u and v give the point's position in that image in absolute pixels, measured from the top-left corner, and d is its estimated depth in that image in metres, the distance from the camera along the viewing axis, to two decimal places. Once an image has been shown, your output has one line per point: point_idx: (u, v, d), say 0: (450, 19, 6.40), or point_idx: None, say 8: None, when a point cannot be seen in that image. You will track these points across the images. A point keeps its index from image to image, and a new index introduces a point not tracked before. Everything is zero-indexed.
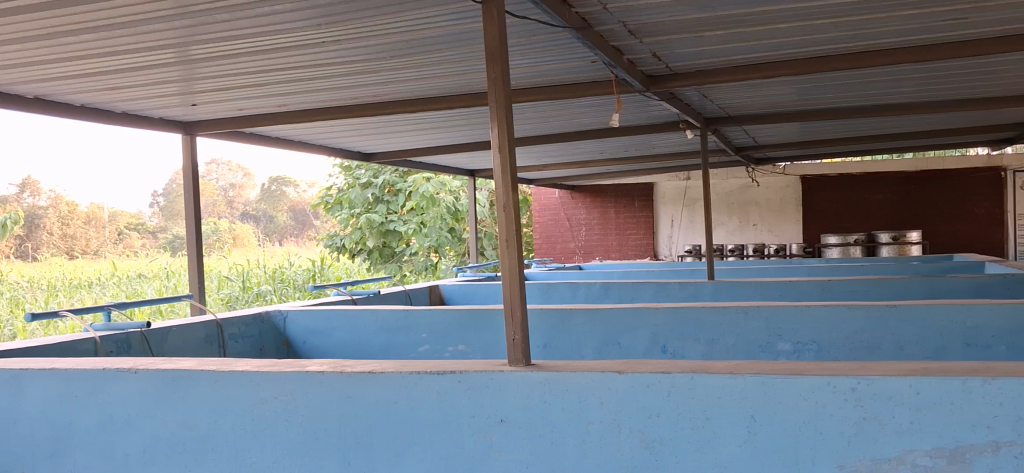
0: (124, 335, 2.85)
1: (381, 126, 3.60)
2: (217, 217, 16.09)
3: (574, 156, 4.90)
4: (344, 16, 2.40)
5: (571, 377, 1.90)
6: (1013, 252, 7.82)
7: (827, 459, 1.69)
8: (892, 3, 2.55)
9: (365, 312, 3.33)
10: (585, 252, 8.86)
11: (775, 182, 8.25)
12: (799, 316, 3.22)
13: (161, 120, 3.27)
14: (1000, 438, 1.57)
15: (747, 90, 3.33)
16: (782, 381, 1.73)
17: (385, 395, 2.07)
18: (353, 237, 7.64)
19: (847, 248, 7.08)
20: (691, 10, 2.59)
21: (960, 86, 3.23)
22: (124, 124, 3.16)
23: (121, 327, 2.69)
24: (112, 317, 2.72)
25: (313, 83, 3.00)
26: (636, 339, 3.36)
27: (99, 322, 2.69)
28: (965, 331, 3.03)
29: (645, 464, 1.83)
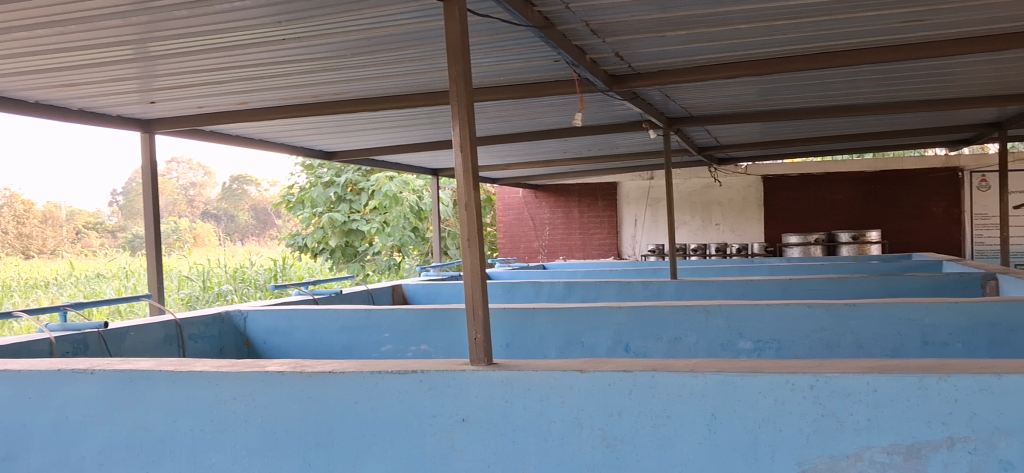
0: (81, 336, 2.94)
1: (339, 122, 3.65)
2: (177, 215, 14.31)
3: (538, 151, 5.11)
4: (312, 38, 2.32)
5: (531, 374, 1.79)
6: (970, 251, 7.78)
7: (785, 458, 1.63)
8: (868, 29, 2.49)
9: (328, 312, 3.40)
10: (548, 251, 8.91)
11: (738, 182, 8.28)
12: (759, 314, 2.97)
13: (117, 117, 3.30)
14: (955, 434, 1.53)
15: (712, 88, 3.31)
16: (741, 379, 1.66)
17: (345, 396, 1.91)
18: (315, 237, 7.68)
19: (808, 247, 7.32)
20: (671, 42, 2.51)
21: (917, 81, 3.23)
22: (83, 122, 3.17)
23: (77, 328, 2.76)
24: (68, 317, 2.77)
25: (278, 85, 2.88)
26: (599, 337, 3.10)
27: (54, 322, 2.76)
28: (922, 329, 2.82)
29: (607, 463, 1.74)
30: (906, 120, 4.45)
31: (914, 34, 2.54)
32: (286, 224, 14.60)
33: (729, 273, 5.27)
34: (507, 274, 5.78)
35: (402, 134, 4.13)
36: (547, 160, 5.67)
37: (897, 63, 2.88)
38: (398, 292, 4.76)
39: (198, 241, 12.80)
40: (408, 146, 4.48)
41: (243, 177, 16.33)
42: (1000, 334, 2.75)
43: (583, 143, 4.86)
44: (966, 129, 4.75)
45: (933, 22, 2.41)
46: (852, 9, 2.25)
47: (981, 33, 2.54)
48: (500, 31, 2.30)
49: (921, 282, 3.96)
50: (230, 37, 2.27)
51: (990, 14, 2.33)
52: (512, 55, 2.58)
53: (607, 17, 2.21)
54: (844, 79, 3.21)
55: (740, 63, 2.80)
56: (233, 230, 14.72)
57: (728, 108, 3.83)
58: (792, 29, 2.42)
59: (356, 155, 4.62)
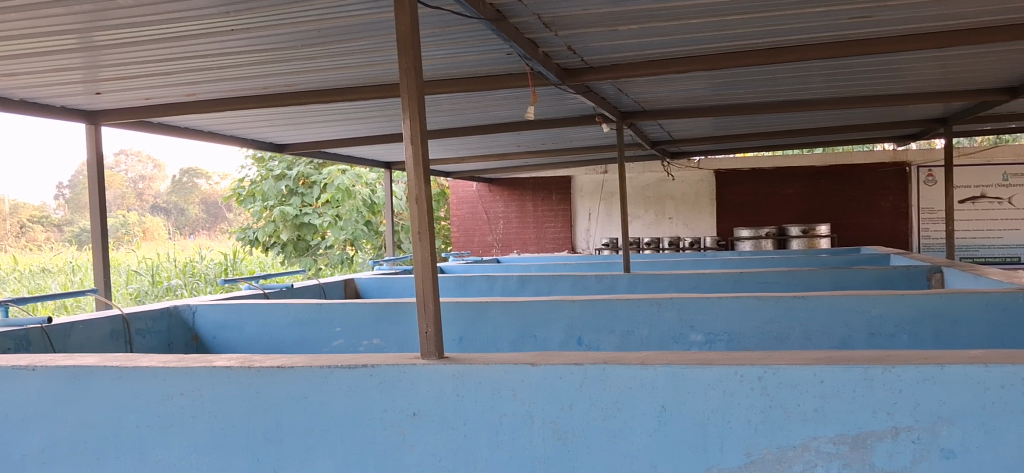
0: (24, 334, 2.89)
1: (289, 115, 3.61)
2: (126, 208, 14.07)
3: (491, 144, 5.10)
4: (259, 29, 2.29)
5: (482, 368, 1.79)
6: (916, 245, 7.90)
7: (733, 449, 1.65)
8: (815, 27, 2.52)
9: (278, 306, 3.38)
10: (502, 245, 8.91)
11: (690, 177, 8.37)
12: (710, 306, 2.99)
13: (62, 108, 3.23)
14: (899, 424, 1.57)
15: (665, 83, 3.32)
16: (690, 371, 1.67)
17: (294, 391, 1.89)
18: (267, 231, 7.58)
19: (759, 241, 7.41)
20: (623, 36, 2.53)
21: (865, 76, 3.28)
22: (25, 113, 3.11)
23: (20, 323, 2.71)
24: (8, 313, 2.69)
25: (228, 76, 2.85)
26: (552, 331, 3.10)
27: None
28: (869, 320, 2.87)
29: (558, 456, 1.75)
30: (853, 115, 4.52)
31: (862, 30, 2.58)
32: (238, 218, 14.47)
33: (682, 266, 5.31)
34: (461, 269, 5.77)
35: (354, 126, 4.09)
36: (501, 153, 5.66)
37: (846, 58, 2.92)
38: (350, 287, 4.74)
39: (147, 235, 12.65)
40: (360, 139, 4.45)
41: (193, 170, 16.14)
42: (943, 325, 2.82)
43: (536, 136, 4.86)
44: (913, 125, 4.84)
45: (881, 19, 2.45)
46: (802, 5, 2.28)
47: (927, 29, 2.58)
48: (452, 23, 2.29)
49: (868, 275, 4.02)
50: (178, 26, 2.24)
51: (935, 11, 2.37)
52: (465, 47, 2.58)
53: (560, 10, 2.21)
54: (794, 74, 3.24)
55: (692, 57, 2.82)
56: (182, 223, 14.56)
57: (680, 102, 3.85)
58: (743, 23, 2.44)
59: (307, 147, 4.58)
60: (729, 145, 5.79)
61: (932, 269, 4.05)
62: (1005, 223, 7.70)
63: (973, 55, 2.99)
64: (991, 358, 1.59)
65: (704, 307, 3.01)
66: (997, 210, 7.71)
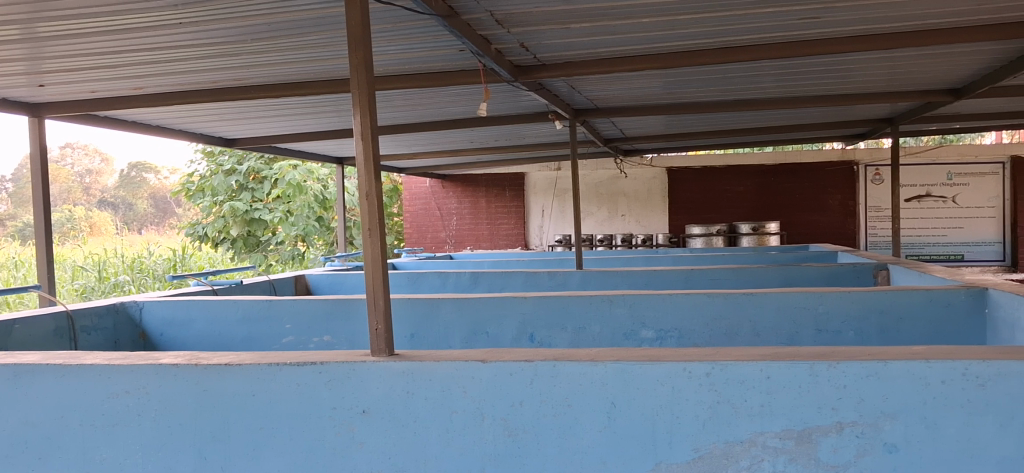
0: None
1: (239, 109, 3.58)
2: (72, 203, 13.82)
3: (443, 140, 5.09)
4: (208, 21, 2.26)
5: (432, 365, 1.78)
6: (864, 242, 8.04)
7: (681, 444, 1.66)
8: (765, 28, 2.55)
9: (226, 302, 3.35)
10: (455, 242, 8.92)
11: (642, 174, 8.43)
12: (661, 303, 3.01)
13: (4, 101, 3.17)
14: (844, 419, 1.60)
15: (618, 81, 3.34)
16: (640, 368, 1.68)
17: (243, 389, 1.87)
18: (216, 226, 7.48)
19: (710, 238, 7.48)
20: (576, 34, 2.53)
21: (814, 76, 3.32)
22: None
23: None
24: None
25: (175, 69, 2.80)
26: (504, 327, 3.11)
27: None
28: (816, 317, 2.92)
29: (508, 453, 1.75)
30: (804, 115, 4.59)
31: (811, 30, 2.61)
32: (186, 214, 14.28)
33: (634, 263, 5.35)
34: (413, 264, 5.75)
35: (305, 121, 4.06)
36: (453, 150, 5.65)
37: (796, 58, 2.96)
38: (301, 283, 4.71)
39: (93, 231, 12.46)
40: (312, 134, 4.42)
41: (141, 164, 15.91)
42: (889, 322, 2.87)
43: (490, 133, 4.86)
44: (861, 124, 4.91)
45: (829, 20, 2.48)
46: (753, 6, 2.30)
47: (873, 31, 2.63)
48: (405, 19, 2.28)
49: (816, 272, 4.09)
50: (125, 18, 2.20)
51: (882, 13, 2.41)
52: (417, 43, 2.57)
53: (512, 7, 2.22)
54: (745, 74, 3.28)
55: (644, 56, 2.84)
56: (131, 218, 14.35)
57: (633, 101, 3.87)
58: (694, 23, 2.46)
59: (257, 142, 4.53)
60: (682, 143, 5.84)
61: (879, 266, 4.10)
62: (949, 221, 7.87)
63: (921, 57, 3.04)
64: (931, 353, 1.63)
65: (655, 304, 3.03)
66: (942, 208, 7.88)
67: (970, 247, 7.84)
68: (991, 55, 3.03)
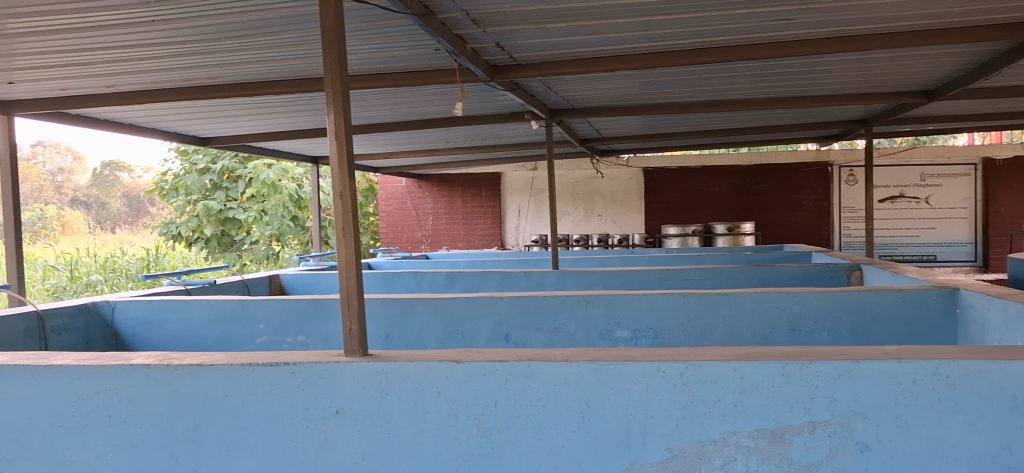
0: None
1: (213, 108, 3.55)
2: (44, 202, 13.69)
3: (419, 140, 5.09)
4: (180, 19, 2.24)
5: (406, 365, 1.78)
6: (837, 243, 8.10)
7: (655, 444, 1.67)
8: (739, 28, 2.56)
9: (199, 302, 3.33)
10: (431, 241, 8.91)
11: (619, 174, 8.46)
12: (637, 303, 3.02)
13: None
14: (816, 418, 1.61)
15: (594, 81, 3.34)
16: (613, 368, 1.69)
17: (216, 389, 1.86)
18: (190, 225, 7.44)
19: (686, 238, 7.51)
20: (552, 34, 2.54)
21: (788, 77, 3.34)
22: None
23: None
24: None
25: (147, 67, 2.78)
26: (479, 327, 3.11)
27: None
28: (790, 317, 2.93)
29: (482, 453, 1.75)
30: (778, 116, 4.61)
31: (787, 31, 2.62)
32: (160, 213, 14.19)
33: (610, 263, 5.36)
34: (389, 264, 5.74)
35: (280, 120, 4.04)
36: (429, 149, 5.64)
37: (771, 60, 2.97)
38: (275, 283, 4.69)
39: (65, 230, 12.34)
40: (286, 133, 4.39)
41: (114, 163, 15.79)
42: (862, 322, 2.89)
43: (466, 133, 4.85)
44: (835, 126, 4.94)
45: (803, 21, 2.50)
46: (727, 7, 2.31)
47: (846, 33, 2.65)
48: (380, 17, 2.27)
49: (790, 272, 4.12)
50: (97, 15, 2.18)
51: (855, 15, 2.42)
52: (393, 42, 2.56)
53: (487, 6, 2.21)
54: (721, 74, 3.29)
55: (620, 56, 2.84)
56: (104, 218, 14.24)
57: (609, 101, 3.88)
58: (670, 23, 2.47)
59: (231, 141, 4.50)
60: (659, 143, 5.86)
61: (853, 266, 4.14)
62: (922, 221, 7.93)
63: (895, 59, 3.07)
64: (903, 353, 1.64)
65: (630, 304, 3.03)
66: (915, 208, 7.95)
67: (943, 248, 7.90)
68: (963, 57, 3.05)
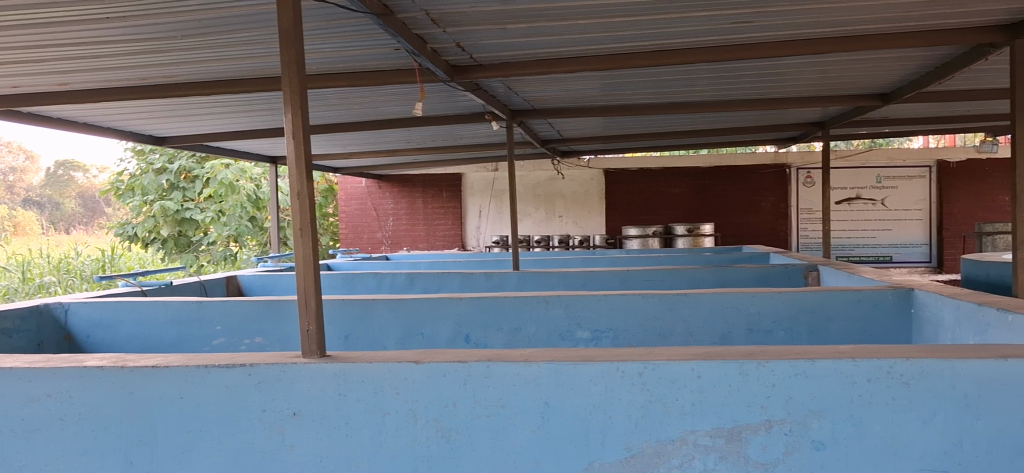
0: None
1: (170, 107, 3.51)
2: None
3: (380, 139, 5.06)
4: (135, 16, 2.21)
5: (365, 367, 1.77)
6: (796, 244, 8.17)
7: (614, 443, 1.68)
8: (697, 31, 2.57)
9: (155, 304, 3.29)
10: (392, 242, 8.87)
11: (580, 175, 8.49)
12: (597, 304, 3.02)
13: None
14: (773, 417, 1.64)
15: (554, 82, 3.35)
16: (572, 368, 1.69)
17: (171, 391, 1.83)
18: (146, 226, 7.37)
19: (646, 240, 7.54)
20: (512, 35, 2.53)
21: (746, 79, 3.37)
22: None
23: None
24: None
25: (101, 65, 2.74)
26: (439, 328, 3.10)
27: None
28: (748, 317, 2.96)
29: (440, 455, 1.74)
30: (737, 117, 4.65)
31: (745, 34, 2.65)
32: (116, 213, 13.99)
33: (570, 264, 5.38)
34: (350, 265, 5.71)
35: (238, 120, 4.00)
36: (390, 150, 5.61)
37: (729, 62, 3.00)
38: (233, 284, 4.65)
39: (18, 230, 12.12)
40: (244, 133, 4.35)
41: (68, 162, 15.56)
42: (818, 321, 2.93)
43: (426, 133, 4.84)
44: (793, 128, 5.00)
45: (761, 24, 2.52)
46: (686, 9, 2.32)
47: (803, 36, 2.68)
48: (339, 16, 2.25)
49: (748, 273, 4.16)
50: (50, 11, 2.15)
51: (812, 18, 2.45)
52: (353, 41, 2.54)
53: (447, 6, 2.21)
54: (681, 77, 3.31)
55: (581, 57, 2.85)
56: (58, 218, 14.06)
57: (570, 102, 3.89)
58: (629, 25, 2.48)
59: (188, 141, 4.45)
60: (621, 145, 5.86)
61: (810, 267, 4.19)
62: (878, 223, 8.03)
63: (851, 62, 3.10)
64: (857, 352, 1.67)
65: (589, 304, 3.04)
66: (871, 210, 8.05)
67: (898, 249, 8.02)
68: (918, 60, 3.10)
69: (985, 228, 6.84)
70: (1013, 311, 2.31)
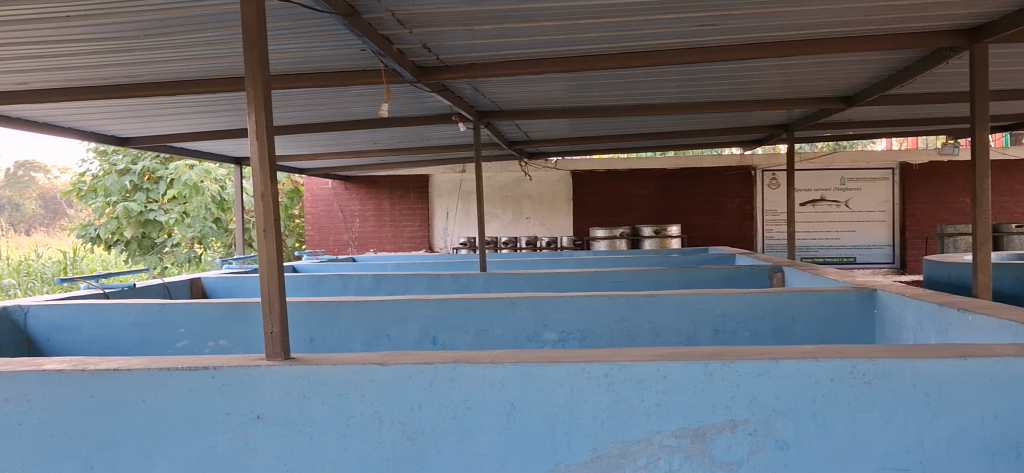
0: None
1: (133, 107, 3.47)
2: None
3: (347, 140, 5.03)
4: (96, 14, 2.18)
5: (330, 369, 1.76)
6: (761, 245, 8.23)
7: (580, 444, 1.70)
8: (664, 33, 2.59)
9: (117, 307, 3.25)
10: (358, 243, 8.82)
11: (548, 177, 8.53)
12: (564, 305, 3.02)
13: None
14: (737, 417, 1.67)
15: (522, 84, 3.35)
16: (538, 369, 1.71)
17: (133, 395, 1.81)
18: (109, 227, 7.28)
19: (614, 241, 7.56)
20: (480, 36, 2.53)
21: (711, 81, 3.39)
22: None
23: None
24: None
25: (62, 64, 2.70)
26: (406, 331, 3.08)
27: None
28: (714, 318, 3.00)
29: (405, 457, 1.75)
30: (704, 120, 4.68)
31: (711, 37, 2.66)
32: (77, 215, 13.78)
33: (538, 265, 5.38)
34: (315, 267, 5.68)
35: (203, 120, 3.96)
36: (357, 151, 5.58)
37: (696, 64, 3.01)
38: (197, 286, 4.59)
39: None
40: (209, 133, 4.31)
41: (28, 163, 15.26)
42: (783, 322, 2.98)
43: (393, 134, 4.82)
44: (758, 130, 5.05)
45: (727, 27, 2.54)
46: (652, 11, 2.34)
47: (767, 39, 2.70)
48: (305, 16, 2.24)
49: (714, 274, 4.20)
50: (9, 9, 2.11)
51: (777, 21, 2.48)
52: (319, 41, 2.52)
53: (414, 6, 2.20)
54: (648, 79, 3.32)
55: (549, 59, 2.85)
56: (19, 220, 13.87)
57: (537, 103, 3.89)
58: (597, 27, 2.49)
59: (151, 142, 4.40)
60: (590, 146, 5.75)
61: (774, 268, 4.24)
62: (842, 224, 8.13)
63: (816, 65, 3.13)
64: (820, 352, 1.71)
65: (557, 305, 3.04)
66: (836, 212, 8.13)
67: (862, 250, 8.11)
68: (881, 64, 3.13)
69: (946, 229, 7.07)
70: (973, 311, 2.39)
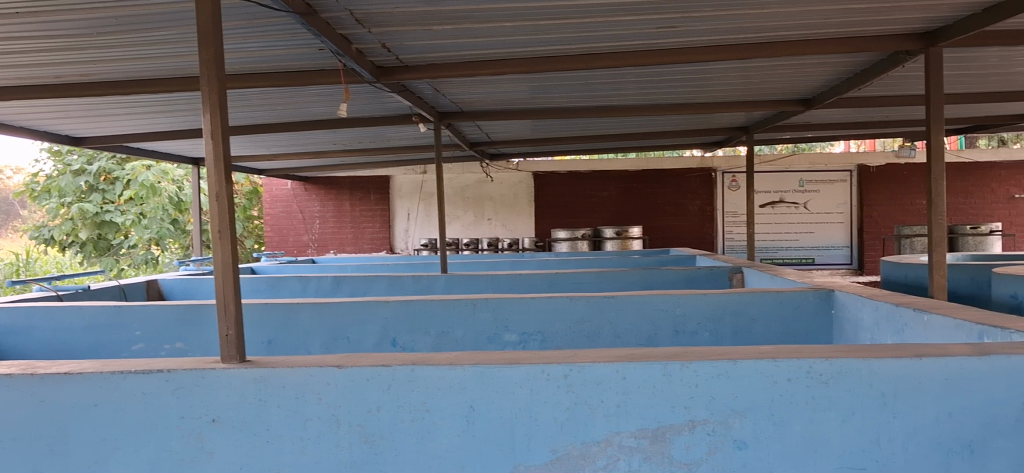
0: None
1: (90, 107, 3.43)
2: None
3: (307, 141, 5.00)
4: (48, 10, 2.14)
5: (286, 372, 1.74)
6: (721, 246, 8.34)
7: (539, 446, 1.71)
8: (624, 35, 2.59)
9: (71, 309, 3.21)
10: (318, 245, 8.76)
11: (509, 178, 8.50)
12: (525, 306, 3.03)
13: None
14: (695, 417, 1.69)
15: (483, 85, 3.35)
16: (497, 370, 1.72)
17: (83, 397, 1.78)
18: (63, 229, 7.17)
19: (575, 242, 7.59)
20: (441, 36, 2.52)
21: (671, 83, 3.42)
22: None
23: None
24: None
25: (16, 61, 2.65)
26: (365, 332, 3.05)
27: None
28: (673, 318, 3.04)
29: (362, 460, 1.73)
30: (664, 121, 4.70)
31: (670, 40, 2.68)
32: (31, 216, 13.52)
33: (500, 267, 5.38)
34: (274, 269, 5.63)
35: (159, 120, 3.91)
36: (317, 152, 5.54)
37: (655, 66, 3.03)
38: (154, 288, 4.53)
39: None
40: (166, 133, 4.26)
41: None
42: (741, 323, 3.03)
43: (354, 135, 4.79)
44: (718, 132, 5.08)
45: (686, 29, 2.55)
46: (613, 12, 2.34)
47: (725, 41, 2.73)
48: (262, 16, 2.22)
49: (675, 275, 4.23)
50: None
51: (736, 24, 2.49)
52: (277, 41, 2.50)
53: (372, 6, 2.19)
54: (609, 81, 3.34)
55: (511, 60, 2.85)
56: None
57: (498, 105, 3.89)
58: (557, 29, 2.49)
59: (107, 141, 4.34)
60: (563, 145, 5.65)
61: (735, 269, 4.29)
62: (801, 226, 8.21)
63: (776, 68, 3.16)
64: (778, 352, 1.74)
65: (519, 309, 3.05)
66: (794, 213, 8.21)
67: (820, 251, 8.20)
68: (839, 67, 3.17)
69: (902, 231, 7.21)
70: (927, 310, 2.42)
